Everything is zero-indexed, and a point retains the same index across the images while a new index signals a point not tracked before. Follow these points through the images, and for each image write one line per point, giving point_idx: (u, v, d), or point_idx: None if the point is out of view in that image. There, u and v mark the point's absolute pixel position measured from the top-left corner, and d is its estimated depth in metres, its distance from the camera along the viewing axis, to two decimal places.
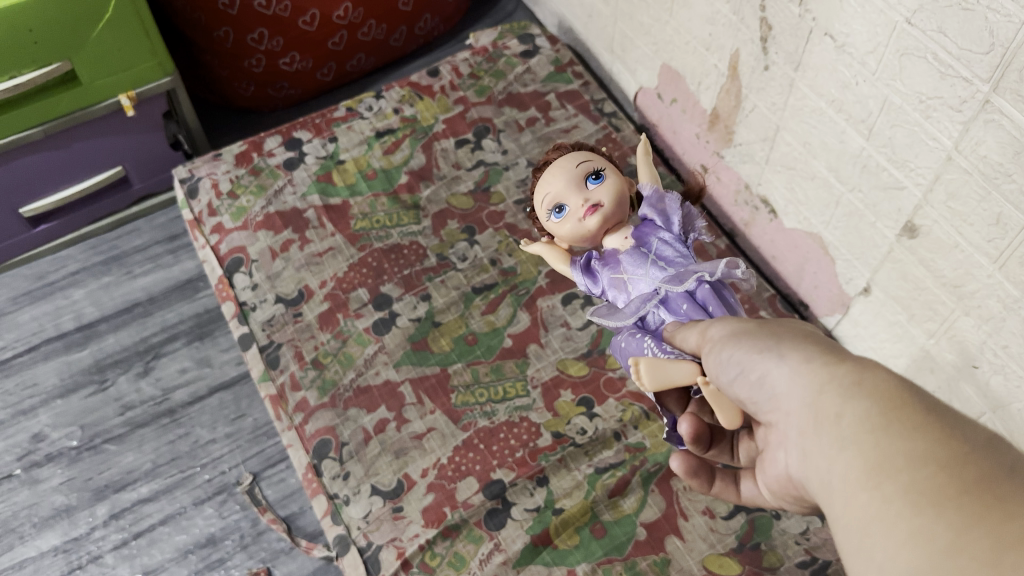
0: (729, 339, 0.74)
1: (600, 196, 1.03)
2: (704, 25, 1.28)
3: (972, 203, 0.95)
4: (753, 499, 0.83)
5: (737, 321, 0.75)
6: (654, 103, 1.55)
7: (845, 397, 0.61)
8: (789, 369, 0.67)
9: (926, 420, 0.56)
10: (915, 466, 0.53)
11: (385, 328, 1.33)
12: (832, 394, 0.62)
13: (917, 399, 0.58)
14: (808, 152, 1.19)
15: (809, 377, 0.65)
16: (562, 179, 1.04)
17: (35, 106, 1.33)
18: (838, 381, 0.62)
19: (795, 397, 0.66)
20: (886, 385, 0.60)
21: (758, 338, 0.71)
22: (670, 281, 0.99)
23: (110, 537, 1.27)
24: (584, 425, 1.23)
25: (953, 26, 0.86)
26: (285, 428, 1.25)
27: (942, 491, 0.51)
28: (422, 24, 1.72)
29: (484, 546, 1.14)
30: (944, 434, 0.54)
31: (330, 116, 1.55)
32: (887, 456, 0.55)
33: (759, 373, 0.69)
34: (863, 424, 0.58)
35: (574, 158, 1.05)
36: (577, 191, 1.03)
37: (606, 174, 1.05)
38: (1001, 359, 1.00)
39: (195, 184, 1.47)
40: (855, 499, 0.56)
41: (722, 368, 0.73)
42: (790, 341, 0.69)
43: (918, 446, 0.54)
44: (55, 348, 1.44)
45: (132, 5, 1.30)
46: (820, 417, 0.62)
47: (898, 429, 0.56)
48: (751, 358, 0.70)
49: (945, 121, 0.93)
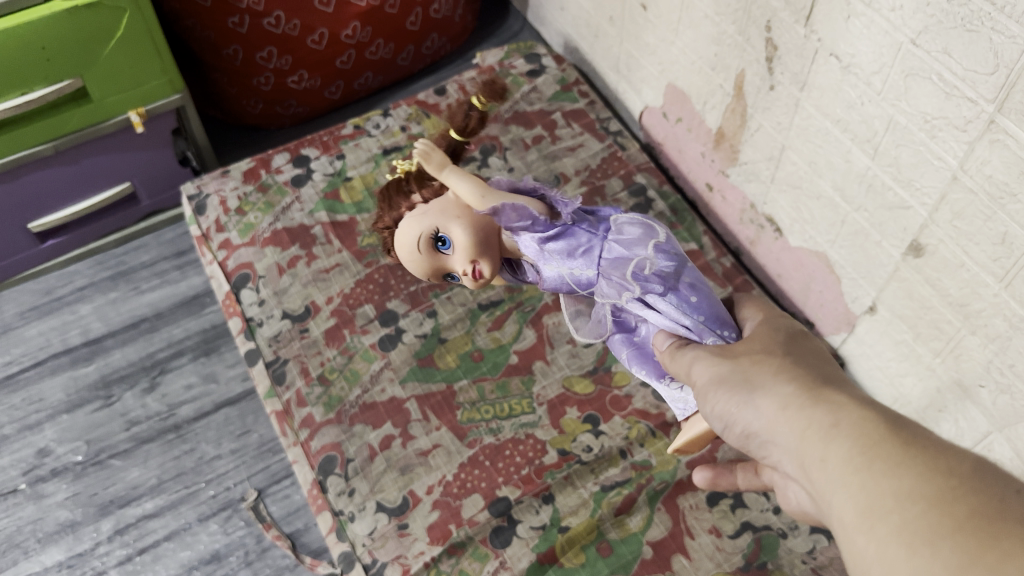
0: (710, 389, 0.75)
1: (459, 261, 1.01)
2: (710, 45, 1.29)
3: (977, 223, 0.95)
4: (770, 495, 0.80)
5: (716, 368, 0.76)
6: (659, 122, 1.56)
7: (826, 441, 0.59)
8: (769, 416, 0.66)
9: (908, 455, 0.53)
10: (904, 505, 0.50)
11: (391, 344, 1.33)
12: (814, 438, 0.60)
13: (897, 436, 0.55)
14: (814, 171, 1.19)
15: (793, 422, 0.64)
16: (422, 266, 1.03)
17: (46, 122, 1.34)
18: (818, 425, 0.61)
19: (782, 444, 0.64)
20: (866, 424, 0.58)
21: (736, 389, 0.71)
22: (602, 297, 1.00)
23: (114, 553, 1.27)
24: (590, 442, 1.23)
25: (958, 47, 0.87)
26: (291, 444, 1.25)
27: (934, 529, 0.47)
28: (429, 43, 1.73)
29: (490, 564, 1.13)
30: (927, 467, 0.51)
31: (338, 134, 1.57)
32: (874, 496, 0.52)
33: (744, 425, 0.69)
34: (848, 464, 0.56)
35: (407, 242, 1.01)
36: (447, 263, 1.02)
37: (445, 231, 1.00)
38: (1008, 378, 1.00)
39: (203, 201, 1.48)
40: (852, 543, 0.52)
41: (710, 420, 0.74)
42: (767, 388, 0.69)
43: (904, 483, 0.51)
44: (62, 363, 1.44)
45: (144, 22, 1.31)
46: (806, 462, 0.60)
47: (881, 468, 0.53)
48: (733, 411, 0.70)
49: (950, 141, 0.94)
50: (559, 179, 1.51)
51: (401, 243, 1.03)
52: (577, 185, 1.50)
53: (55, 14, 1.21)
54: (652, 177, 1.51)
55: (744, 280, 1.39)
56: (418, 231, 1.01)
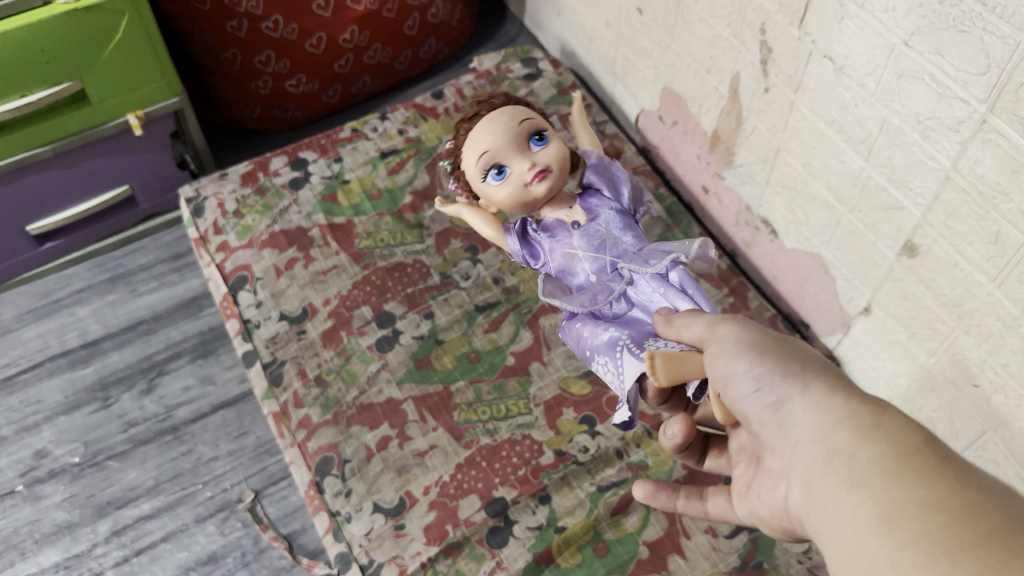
0: (745, 350, 0.72)
1: (545, 157, 1.12)
2: (705, 48, 1.30)
3: (970, 222, 0.96)
4: (722, 515, 0.82)
5: (742, 333, 0.74)
6: (655, 125, 1.56)
7: (861, 440, 0.60)
8: (808, 401, 0.66)
9: (942, 472, 0.54)
10: (928, 515, 0.52)
11: (388, 346, 1.33)
12: (849, 430, 0.61)
13: (934, 449, 0.56)
14: (809, 173, 1.20)
15: (826, 410, 0.64)
16: (509, 136, 1.11)
17: (46, 125, 1.35)
18: (857, 421, 0.61)
19: (809, 430, 0.65)
20: (902, 427, 0.59)
21: (778, 358, 0.70)
22: (635, 262, 1.10)
23: (111, 554, 1.27)
24: (586, 443, 1.23)
25: (950, 48, 0.88)
26: (288, 445, 1.25)
27: (956, 542, 0.49)
28: (427, 48, 1.74)
29: (486, 565, 1.13)
30: (959, 485, 0.53)
31: (335, 136, 1.58)
32: (900, 503, 0.54)
33: (776, 397, 0.68)
34: (880, 465, 0.57)
35: (518, 114, 1.12)
36: (522, 155, 1.11)
37: (546, 132, 1.14)
38: (1001, 378, 1.01)
39: (201, 203, 1.48)
40: (866, 544, 0.54)
41: (736, 380, 0.72)
42: (810, 373, 0.68)
43: (934, 494, 0.53)
44: (60, 365, 1.45)
45: (143, 25, 1.32)
46: (832, 455, 0.61)
47: (913, 477, 0.55)
48: (772, 380, 0.69)
49: (944, 141, 0.94)
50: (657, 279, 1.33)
51: (516, 115, 1.13)
52: None
53: (56, 17, 1.22)
54: (648, 180, 1.52)
55: (739, 282, 1.40)
56: (531, 115, 1.14)
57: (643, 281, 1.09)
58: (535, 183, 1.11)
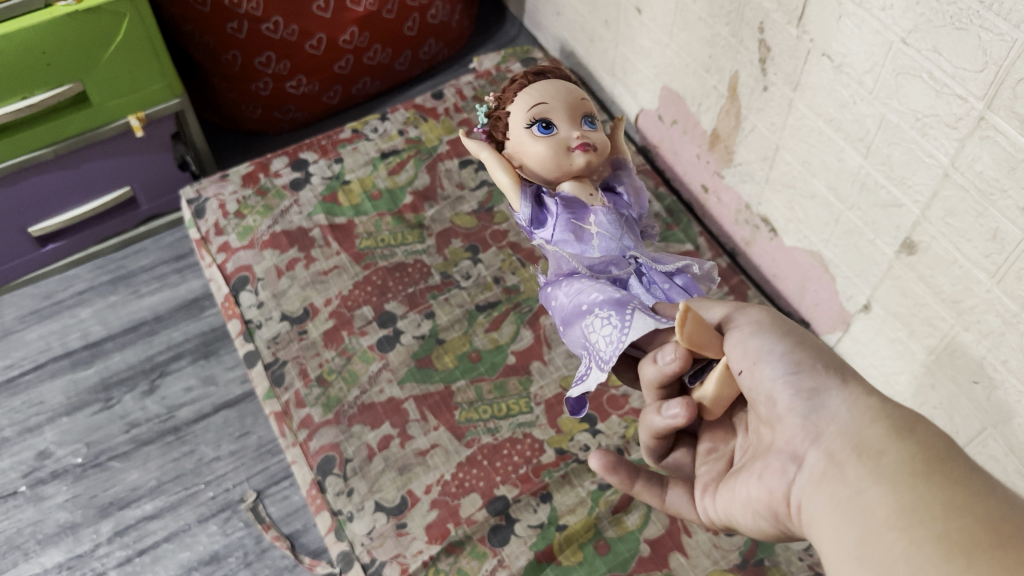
0: (786, 338, 0.76)
1: (596, 134, 1.13)
2: (705, 47, 1.30)
3: (968, 219, 0.96)
4: (677, 509, 0.85)
5: (778, 320, 0.78)
6: (655, 125, 1.57)
7: (894, 440, 0.64)
8: (844, 396, 0.70)
9: (969, 482, 0.59)
10: (952, 517, 0.56)
11: (389, 345, 1.34)
12: (881, 431, 0.66)
13: (963, 462, 0.61)
14: (808, 171, 1.20)
15: (861, 408, 0.69)
16: (567, 104, 1.13)
17: (48, 126, 1.35)
18: (892, 424, 0.66)
19: (840, 422, 0.69)
20: (933, 437, 0.64)
21: (820, 353, 0.74)
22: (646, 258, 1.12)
23: (114, 554, 1.27)
24: (587, 441, 1.24)
25: (948, 46, 0.88)
26: (290, 444, 1.25)
27: (974, 544, 0.54)
28: (427, 48, 1.75)
29: (488, 563, 1.13)
30: (984, 496, 0.57)
31: (336, 137, 1.58)
32: (925, 502, 0.58)
33: (812, 385, 0.72)
34: (906, 466, 0.62)
35: (578, 93, 1.15)
36: (571, 125, 1.12)
37: (596, 120, 1.17)
38: (1000, 374, 1.01)
39: (202, 205, 1.48)
40: (880, 535, 0.59)
41: (771, 361, 0.75)
42: (849, 374, 0.73)
43: (958, 502, 0.57)
44: (62, 366, 1.45)
45: (144, 27, 1.32)
46: (862, 450, 0.65)
47: (941, 483, 0.59)
48: (812, 368, 0.73)
49: (942, 138, 0.95)
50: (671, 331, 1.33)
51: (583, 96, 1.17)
52: None
53: (57, 19, 1.22)
54: (647, 180, 1.53)
55: (739, 280, 1.40)
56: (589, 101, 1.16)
57: (651, 273, 1.11)
58: (577, 152, 1.11)
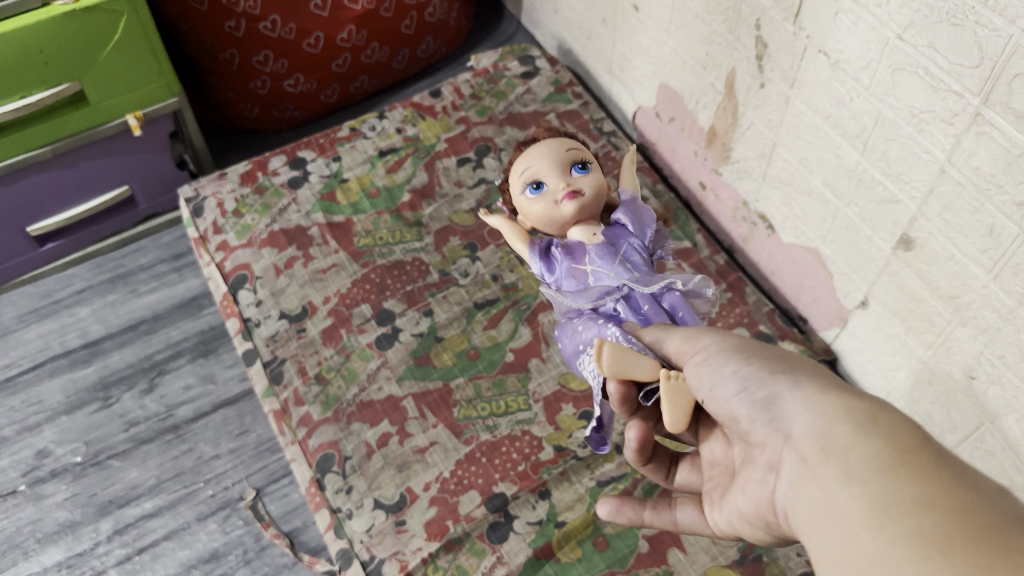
0: (734, 354, 0.77)
1: (585, 181, 1.09)
2: (701, 44, 1.30)
3: (964, 215, 0.96)
4: (692, 527, 0.85)
5: (727, 340, 0.79)
6: (653, 122, 1.57)
7: (857, 437, 0.64)
8: (800, 397, 0.71)
9: (936, 471, 0.59)
10: (921, 511, 0.56)
11: (388, 343, 1.34)
12: (844, 427, 0.66)
13: (927, 449, 0.61)
14: (805, 167, 1.20)
15: (821, 407, 0.69)
16: (553, 156, 1.10)
17: (46, 125, 1.35)
18: (851, 419, 0.66)
19: (801, 424, 0.69)
20: (898, 430, 0.63)
21: (772, 361, 0.75)
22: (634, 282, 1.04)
23: (114, 553, 1.27)
24: (586, 438, 1.24)
25: (944, 42, 0.89)
26: (289, 442, 1.25)
27: (946, 537, 0.54)
28: (424, 47, 1.75)
29: (487, 560, 1.14)
30: (949, 484, 0.57)
31: (334, 136, 1.58)
32: (895, 498, 0.58)
33: (767, 393, 0.73)
34: (871, 463, 0.61)
35: (563, 141, 1.11)
36: (559, 175, 1.09)
37: (590, 163, 1.12)
38: (997, 370, 1.01)
39: (201, 203, 1.49)
40: (856, 536, 0.59)
41: (725, 380, 0.76)
42: (804, 373, 0.73)
43: (927, 492, 0.57)
44: (61, 365, 1.45)
45: (141, 25, 1.32)
46: (827, 449, 0.65)
47: (907, 476, 0.59)
48: (762, 378, 0.74)
49: (938, 134, 0.95)
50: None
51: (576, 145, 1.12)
52: None
53: (54, 18, 1.23)
54: (645, 177, 1.53)
55: (737, 277, 1.40)
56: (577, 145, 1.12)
57: (637, 297, 1.03)
58: (565, 203, 1.08)
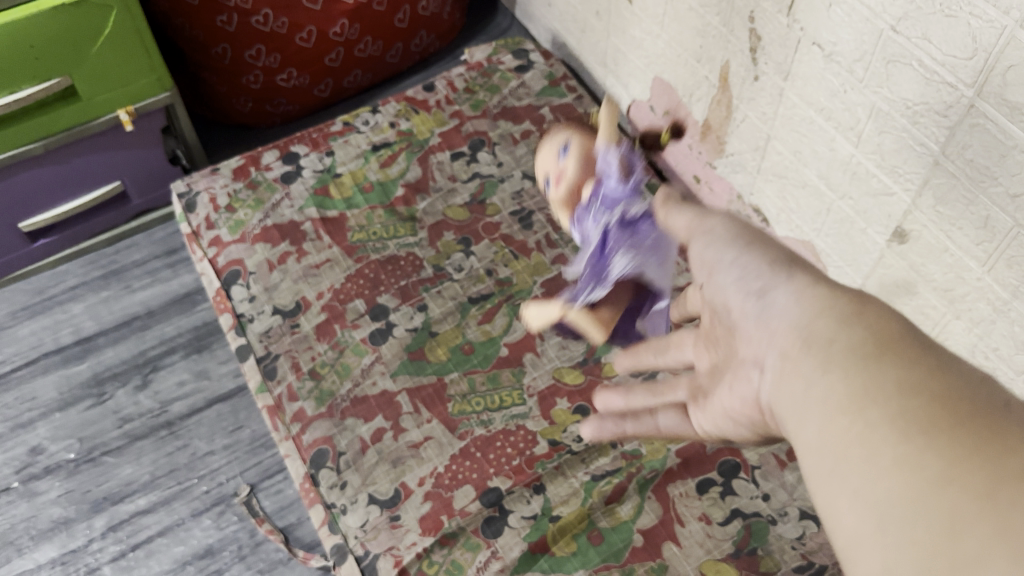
0: (731, 243, 0.64)
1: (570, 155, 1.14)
2: (695, 37, 1.30)
3: (959, 207, 0.96)
4: (676, 433, 0.67)
5: (729, 223, 0.66)
6: (647, 116, 1.56)
7: (843, 322, 0.53)
8: (791, 286, 0.58)
9: (928, 356, 0.48)
10: (907, 397, 0.46)
11: (381, 338, 1.34)
12: (831, 315, 0.54)
13: (919, 335, 0.50)
14: (799, 160, 1.20)
15: (812, 294, 0.56)
16: (546, 156, 1.19)
17: (36, 121, 1.34)
18: (839, 304, 0.54)
19: (788, 311, 0.57)
20: (890, 314, 0.52)
21: (759, 246, 0.63)
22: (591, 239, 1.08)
23: (108, 549, 1.27)
24: (580, 433, 1.24)
25: (937, 33, 0.88)
26: (283, 438, 1.25)
27: (931, 424, 0.44)
28: (418, 40, 1.74)
29: (482, 554, 1.13)
30: (941, 368, 0.47)
31: (327, 131, 1.58)
32: (879, 386, 0.48)
33: (758, 284, 0.60)
34: (856, 350, 0.50)
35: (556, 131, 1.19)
36: (551, 165, 1.18)
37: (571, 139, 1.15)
38: (992, 362, 1.01)
39: (193, 199, 1.48)
40: (832, 427, 0.49)
41: (721, 271, 0.63)
42: (794, 259, 0.60)
43: (916, 377, 0.47)
44: (54, 362, 1.45)
45: (132, 18, 1.32)
46: (810, 337, 0.54)
47: (896, 361, 0.48)
48: (755, 269, 0.61)
49: (932, 126, 0.95)
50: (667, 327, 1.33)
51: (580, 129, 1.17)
52: None
53: (45, 12, 1.22)
54: None
55: None
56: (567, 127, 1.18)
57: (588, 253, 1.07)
58: (558, 188, 1.17)
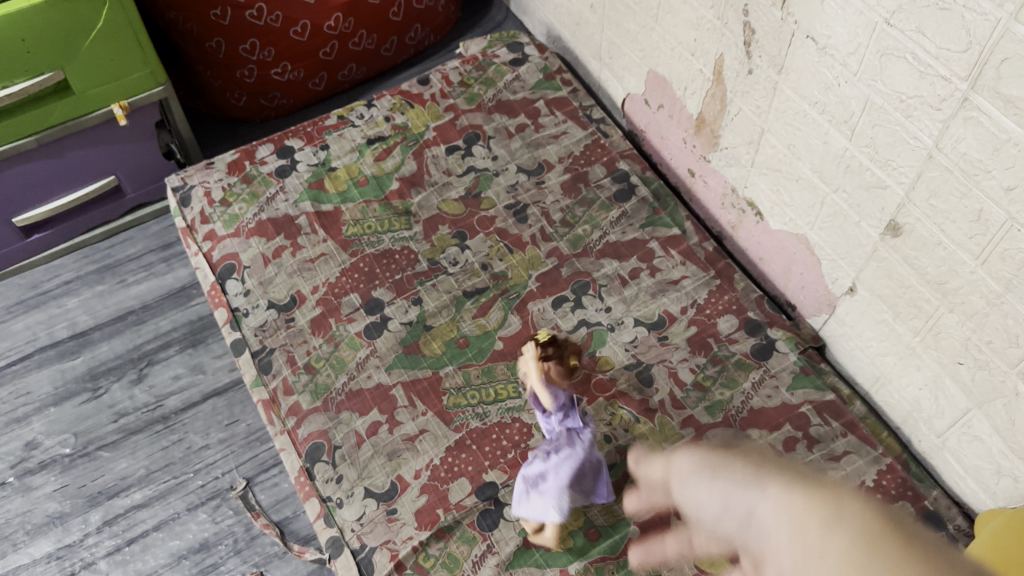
0: (700, 470, 0.52)
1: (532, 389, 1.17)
2: (690, 30, 1.30)
3: (952, 200, 0.96)
4: None
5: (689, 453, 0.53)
6: (642, 109, 1.56)
7: (832, 533, 0.44)
8: (774, 500, 0.47)
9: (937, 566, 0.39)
10: None
11: (377, 332, 1.34)
12: (824, 529, 0.44)
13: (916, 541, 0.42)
14: (793, 153, 1.20)
15: (795, 505, 0.46)
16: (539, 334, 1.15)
17: (29, 116, 1.34)
18: (823, 514, 0.45)
19: (778, 534, 0.46)
20: (870, 514, 0.44)
21: (724, 464, 0.51)
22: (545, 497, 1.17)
23: (103, 544, 1.27)
24: None
25: (932, 26, 0.88)
26: (278, 432, 1.25)
27: None
28: (413, 34, 1.74)
29: (477, 548, 1.14)
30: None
31: (321, 124, 1.57)
32: None
33: (741, 506, 0.48)
34: (854, 566, 0.42)
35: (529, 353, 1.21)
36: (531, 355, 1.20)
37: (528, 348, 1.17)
38: (985, 355, 1.01)
39: (188, 192, 1.48)
40: None
41: (701, 503, 0.51)
42: (763, 461, 0.50)
43: None
44: (49, 357, 1.45)
45: (123, 12, 1.31)
46: (810, 562, 0.44)
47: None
48: (734, 490, 0.49)
49: (926, 119, 0.95)
50: (661, 323, 1.33)
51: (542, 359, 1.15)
52: (561, 172, 1.52)
53: (35, 6, 1.21)
54: (634, 164, 1.53)
55: (726, 264, 1.40)
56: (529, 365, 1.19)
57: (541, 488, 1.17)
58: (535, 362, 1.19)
